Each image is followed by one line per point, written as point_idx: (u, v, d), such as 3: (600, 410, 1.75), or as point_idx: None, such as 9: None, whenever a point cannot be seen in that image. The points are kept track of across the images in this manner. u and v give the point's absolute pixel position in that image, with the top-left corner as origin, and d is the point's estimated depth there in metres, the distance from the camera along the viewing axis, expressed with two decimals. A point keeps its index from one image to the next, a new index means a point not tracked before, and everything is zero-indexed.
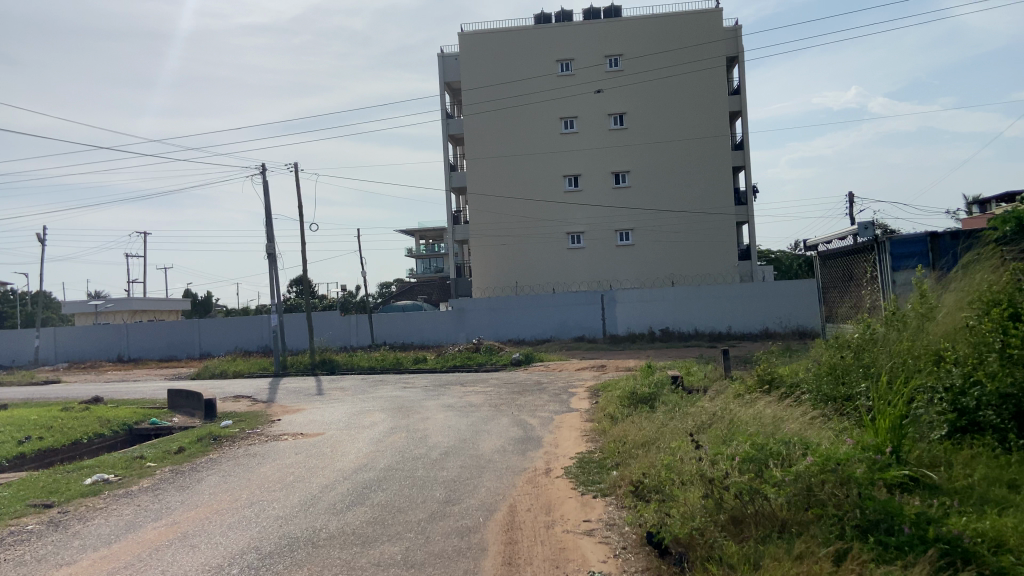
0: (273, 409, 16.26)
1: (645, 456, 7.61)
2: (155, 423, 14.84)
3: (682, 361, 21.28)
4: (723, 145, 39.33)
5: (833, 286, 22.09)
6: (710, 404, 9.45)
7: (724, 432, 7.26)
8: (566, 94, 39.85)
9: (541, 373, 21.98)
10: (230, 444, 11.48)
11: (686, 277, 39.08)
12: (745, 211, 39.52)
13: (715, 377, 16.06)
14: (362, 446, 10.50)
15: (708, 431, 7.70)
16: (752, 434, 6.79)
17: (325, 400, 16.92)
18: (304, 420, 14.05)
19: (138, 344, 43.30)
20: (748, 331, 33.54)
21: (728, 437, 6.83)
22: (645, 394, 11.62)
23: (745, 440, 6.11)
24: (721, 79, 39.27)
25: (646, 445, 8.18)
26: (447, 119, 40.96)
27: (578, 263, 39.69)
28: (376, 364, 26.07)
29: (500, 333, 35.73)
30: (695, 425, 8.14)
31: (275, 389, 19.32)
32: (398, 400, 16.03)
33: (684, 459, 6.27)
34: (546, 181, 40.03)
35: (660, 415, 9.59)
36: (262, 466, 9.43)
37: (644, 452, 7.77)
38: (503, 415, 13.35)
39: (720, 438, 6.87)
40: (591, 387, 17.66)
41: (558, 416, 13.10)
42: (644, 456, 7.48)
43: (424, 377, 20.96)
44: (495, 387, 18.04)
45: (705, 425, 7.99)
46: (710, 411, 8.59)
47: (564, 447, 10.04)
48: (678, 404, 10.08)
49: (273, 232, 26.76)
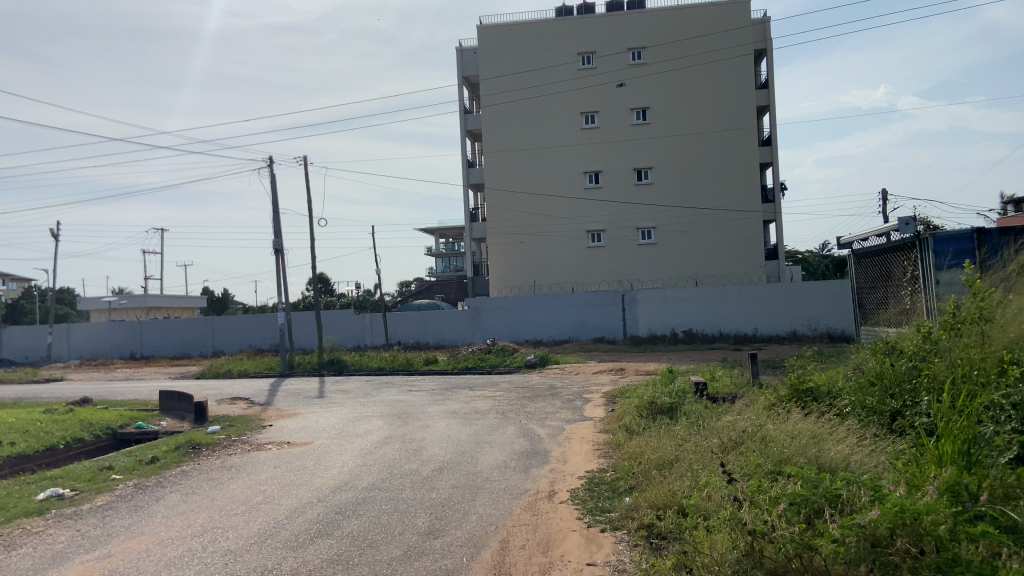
0: (268, 412, 15.33)
1: (664, 481, 6.53)
2: (140, 427, 13.95)
3: (707, 365, 20.08)
4: (750, 141, 37.88)
5: (868, 287, 20.81)
6: (738, 416, 8.34)
7: (757, 459, 6.15)
8: (587, 88, 38.70)
9: (555, 376, 20.86)
10: (210, 453, 10.51)
11: (709, 277, 37.79)
12: (772, 210, 38.08)
13: (744, 384, 14.88)
14: (348, 459, 9.45)
15: (737, 454, 6.60)
16: (794, 466, 5.67)
17: (325, 404, 15.93)
18: (296, 427, 13.06)
19: (151, 341, 42.76)
20: (775, 333, 32.20)
21: (766, 469, 5.76)
22: (665, 403, 10.50)
23: (789, 475, 5.02)
24: (747, 72, 37.84)
25: (666, 468, 7.10)
26: (465, 115, 40.03)
27: (598, 262, 38.52)
28: (386, 365, 25.11)
29: (517, 334, 34.67)
30: (725, 444, 7.05)
31: (275, 391, 18.38)
32: (400, 405, 14.99)
33: (714, 496, 5.18)
34: (566, 178, 38.90)
35: (683, 428, 8.47)
36: (233, 482, 8.44)
37: (665, 477, 6.69)
38: (510, 423, 12.25)
39: (755, 468, 5.80)
40: (608, 393, 16.52)
41: (569, 425, 12.01)
42: (665, 481, 6.42)
43: (432, 378, 19.96)
44: (506, 391, 16.97)
45: (735, 445, 6.90)
46: (737, 427, 7.49)
47: (572, 464, 8.92)
48: (703, 417, 8.94)
49: (280, 226, 25.89)
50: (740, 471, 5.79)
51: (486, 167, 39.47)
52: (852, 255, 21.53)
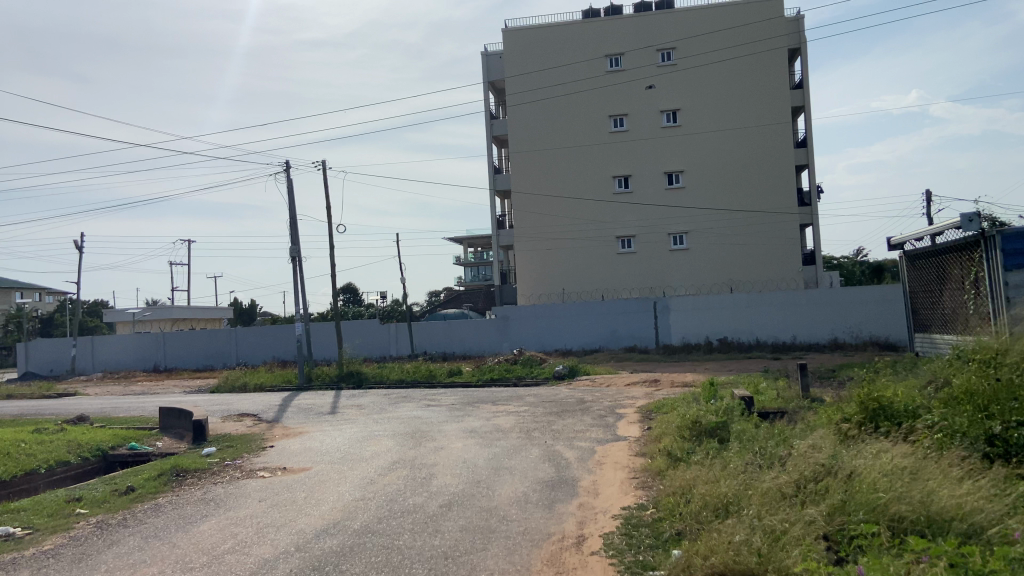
0: (274, 431, 14.17)
1: (728, 534, 5.22)
2: (134, 448, 12.86)
3: (750, 377, 18.59)
4: (786, 143, 36.18)
5: (924, 292, 19.21)
6: (806, 444, 6.95)
7: (852, 514, 4.90)
8: (615, 90, 37.37)
9: (586, 389, 19.45)
10: (195, 483, 9.28)
11: (746, 283, 36.17)
12: (810, 213, 36.35)
13: (797, 400, 13.42)
14: (345, 492, 8.13)
15: (821, 500, 5.27)
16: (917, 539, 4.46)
17: (335, 421, 14.69)
18: (299, 448, 11.80)
19: (175, 354, 42.13)
20: (816, 342, 30.46)
21: (876, 539, 4.49)
22: (711, 424, 9.09)
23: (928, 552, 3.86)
24: (782, 71, 36.21)
25: (725, 516, 5.74)
26: (490, 119, 38.90)
27: (629, 269, 37.04)
28: (407, 377, 23.91)
29: (545, 344, 33.32)
30: (803, 487, 5.70)
31: (286, 406, 17.22)
32: (415, 423, 13.68)
33: None
34: (595, 182, 37.52)
35: (740, 459, 7.09)
36: (206, 520, 7.21)
37: (726, 529, 5.38)
38: (534, 445, 10.88)
39: (859, 540, 4.54)
40: (643, 408, 15.08)
41: (601, 447, 10.62)
42: (729, 536, 5.16)
43: (453, 392, 18.68)
44: (532, 406, 15.61)
45: (813, 487, 5.57)
46: (811, 458, 6.13)
47: (604, 499, 7.52)
48: (760, 444, 7.53)
49: (297, 234, 24.83)
50: (837, 546, 4.56)
51: (512, 172, 38.27)
52: (905, 256, 19.96)
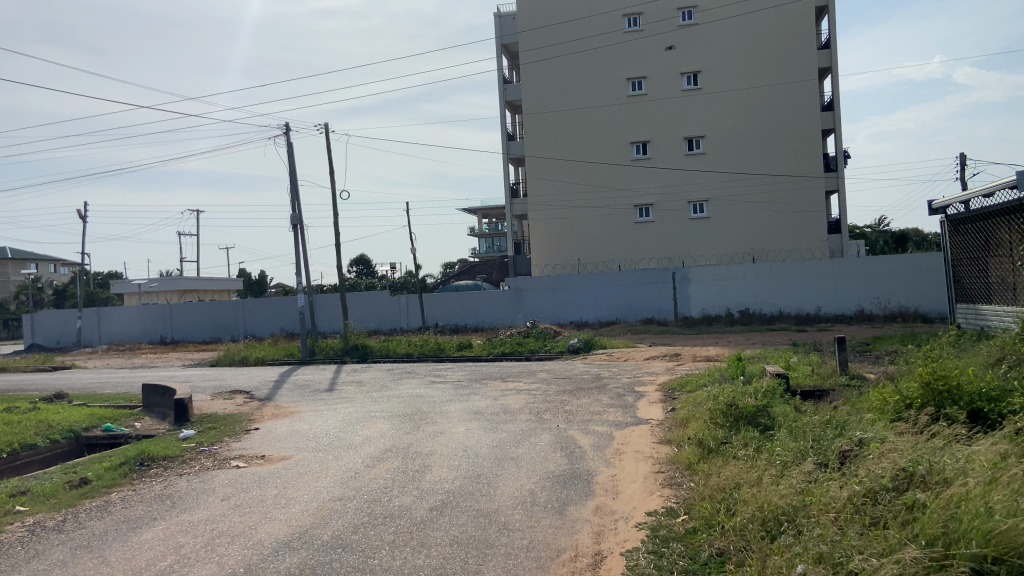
0: (264, 410, 13.10)
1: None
2: (110, 430, 11.83)
3: (778, 351, 17.32)
4: (813, 106, 34.35)
5: (968, 259, 17.77)
6: (872, 444, 5.70)
7: (971, 554, 3.68)
8: (632, 52, 35.68)
9: (602, 364, 18.25)
10: (158, 475, 8.16)
11: (768, 253, 34.68)
12: (836, 179, 34.62)
13: (836, 379, 12.16)
14: (322, 489, 6.97)
15: (921, 525, 4.06)
16: None
17: (330, 400, 13.57)
18: (285, 431, 10.69)
19: (182, 326, 41.32)
20: (841, 313, 29.07)
21: None
22: (750, 410, 7.86)
23: None
24: (809, 30, 34.30)
25: (787, 543, 4.55)
26: (503, 84, 37.41)
27: (646, 239, 35.64)
28: (414, 351, 22.79)
29: (560, 316, 32.13)
30: (886, 502, 4.51)
31: (282, 382, 16.15)
32: (415, 402, 12.52)
33: None
34: (611, 148, 36.00)
35: (792, 462, 5.90)
36: (154, 527, 6.10)
37: (790, 563, 4.22)
38: (544, 430, 9.67)
39: None
40: (664, 386, 13.86)
41: (620, 433, 9.41)
42: None
43: (459, 367, 17.54)
44: (544, 384, 14.44)
45: (906, 505, 4.37)
46: (890, 464, 4.91)
47: (624, 501, 6.33)
48: (812, 441, 6.30)
49: (299, 201, 23.65)
50: None
51: (526, 139, 36.86)
52: (947, 221, 18.49)
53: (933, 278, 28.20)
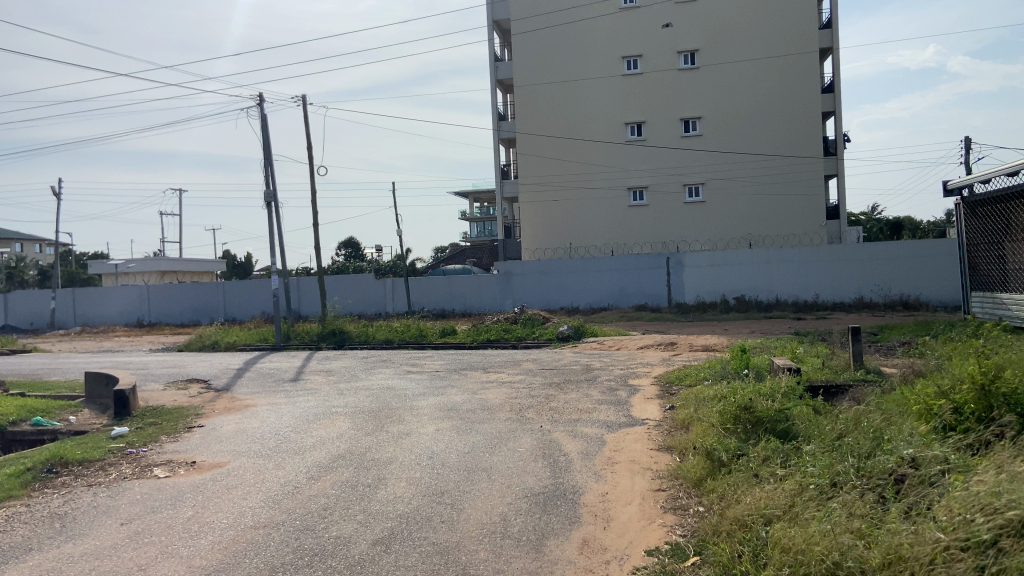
0: (218, 402, 11.83)
1: None
2: (40, 424, 10.52)
3: (781, 342, 16.12)
4: (813, 86, 33.04)
5: (984, 243, 16.59)
6: (942, 482, 4.43)
7: None
8: (628, 30, 34.19)
9: (592, 354, 17.03)
10: (63, 487, 6.85)
11: (766, 238, 33.48)
12: (836, 163, 33.36)
13: (853, 375, 10.94)
14: (249, 509, 5.69)
15: None
16: None
17: (292, 392, 12.28)
18: (231, 429, 9.38)
19: (160, 308, 39.90)
20: (841, 301, 27.89)
21: None
22: (770, 416, 6.60)
23: None
24: (810, 8, 32.92)
25: None
26: (495, 62, 35.92)
27: (640, 222, 34.37)
28: (395, 337, 21.51)
29: (550, 301, 30.87)
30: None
31: (244, 370, 14.82)
32: (383, 396, 11.23)
33: None
34: (604, 128, 34.62)
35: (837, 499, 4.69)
36: (21, 565, 4.81)
37: None
38: (525, 432, 8.39)
39: None
40: (660, 379, 12.63)
41: (612, 437, 8.15)
42: None
43: (439, 356, 16.30)
44: (528, 376, 13.20)
45: None
46: (983, 509, 3.67)
47: (619, 534, 5.09)
48: (858, 463, 5.05)
49: (273, 178, 22.23)
50: None
51: (518, 118, 35.42)
52: (963, 203, 17.28)
53: (936, 265, 27.05)
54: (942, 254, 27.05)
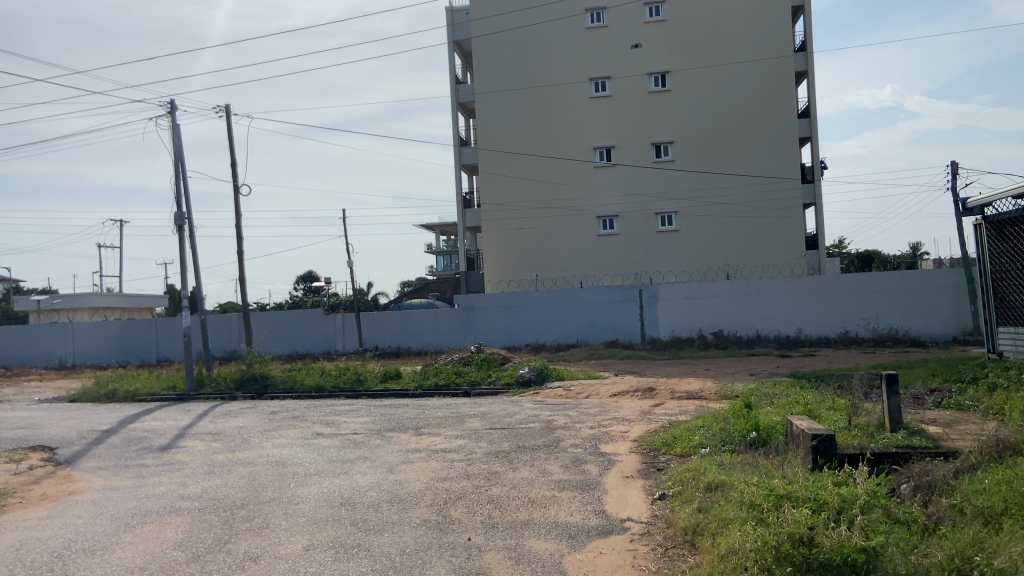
0: (42, 485, 8.62)
1: None
2: None
3: (782, 389, 13.29)
4: (788, 110, 30.89)
5: (1012, 270, 13.95)
6: None
7: None
8: (596, 50, 31.81)
9: (555, 405, 14.04)
10: None
11: (743, 268, 31.08)
12: (812, 189, 31.08)
13: (896, 441, 8.07)
14: None
15: None
16: None
17: (152, 467, 9.13)
18: (3, 544, 6.21)
19: (85, 347, 36.17)
20: (826, 336, 25.29)
21: None
22: (856, 558, 3.75)
23: None
24: (785, 30, 30.79)
25: None
26: (455, 85, 33.27)
27: (609, 252, 31.72)
28: (327, 382, 18.31)
29: (512, 338, 27.95)
30: None
31: (110, 434, 11.55)
32: (263, 479, 8.06)
33: None
34: (571, 153, 32.05)
35: None
36: None
37: None
38: (442, 554, 5.39)
39: None
40: (641, 445, 9.65)
41: (574, 561, 5.19)
42: None
43: (366, 410, 13.19)
44: (472, 440, 10.16)
45: None
46: None
47: None
48: None
49: (185, 200, 19.06)
50: None
51: (479, 142, 32.68)
52: (985, 224, 14.61)
53: (927, 297, 24.63)
54: (934, 285, 24.63)
